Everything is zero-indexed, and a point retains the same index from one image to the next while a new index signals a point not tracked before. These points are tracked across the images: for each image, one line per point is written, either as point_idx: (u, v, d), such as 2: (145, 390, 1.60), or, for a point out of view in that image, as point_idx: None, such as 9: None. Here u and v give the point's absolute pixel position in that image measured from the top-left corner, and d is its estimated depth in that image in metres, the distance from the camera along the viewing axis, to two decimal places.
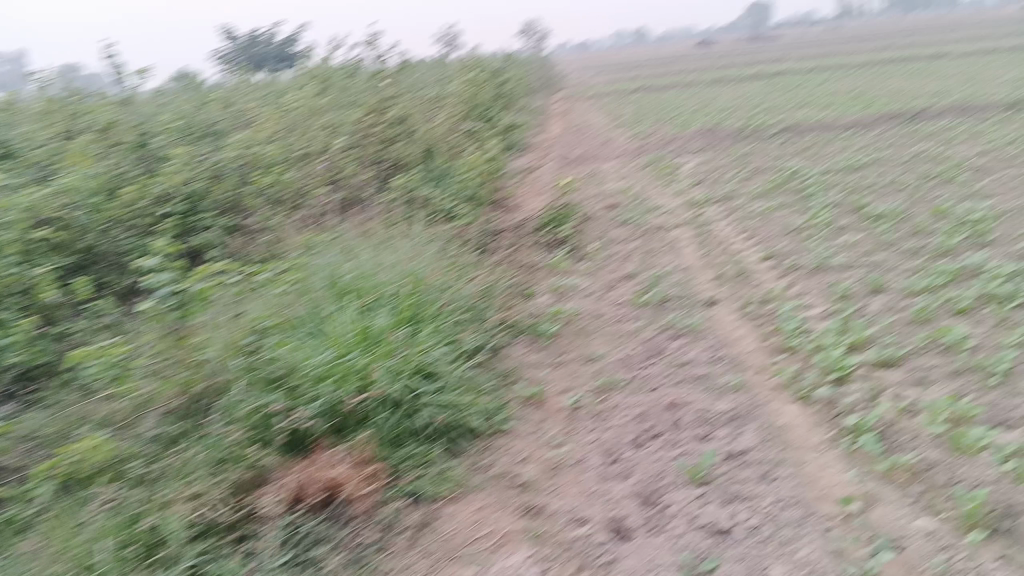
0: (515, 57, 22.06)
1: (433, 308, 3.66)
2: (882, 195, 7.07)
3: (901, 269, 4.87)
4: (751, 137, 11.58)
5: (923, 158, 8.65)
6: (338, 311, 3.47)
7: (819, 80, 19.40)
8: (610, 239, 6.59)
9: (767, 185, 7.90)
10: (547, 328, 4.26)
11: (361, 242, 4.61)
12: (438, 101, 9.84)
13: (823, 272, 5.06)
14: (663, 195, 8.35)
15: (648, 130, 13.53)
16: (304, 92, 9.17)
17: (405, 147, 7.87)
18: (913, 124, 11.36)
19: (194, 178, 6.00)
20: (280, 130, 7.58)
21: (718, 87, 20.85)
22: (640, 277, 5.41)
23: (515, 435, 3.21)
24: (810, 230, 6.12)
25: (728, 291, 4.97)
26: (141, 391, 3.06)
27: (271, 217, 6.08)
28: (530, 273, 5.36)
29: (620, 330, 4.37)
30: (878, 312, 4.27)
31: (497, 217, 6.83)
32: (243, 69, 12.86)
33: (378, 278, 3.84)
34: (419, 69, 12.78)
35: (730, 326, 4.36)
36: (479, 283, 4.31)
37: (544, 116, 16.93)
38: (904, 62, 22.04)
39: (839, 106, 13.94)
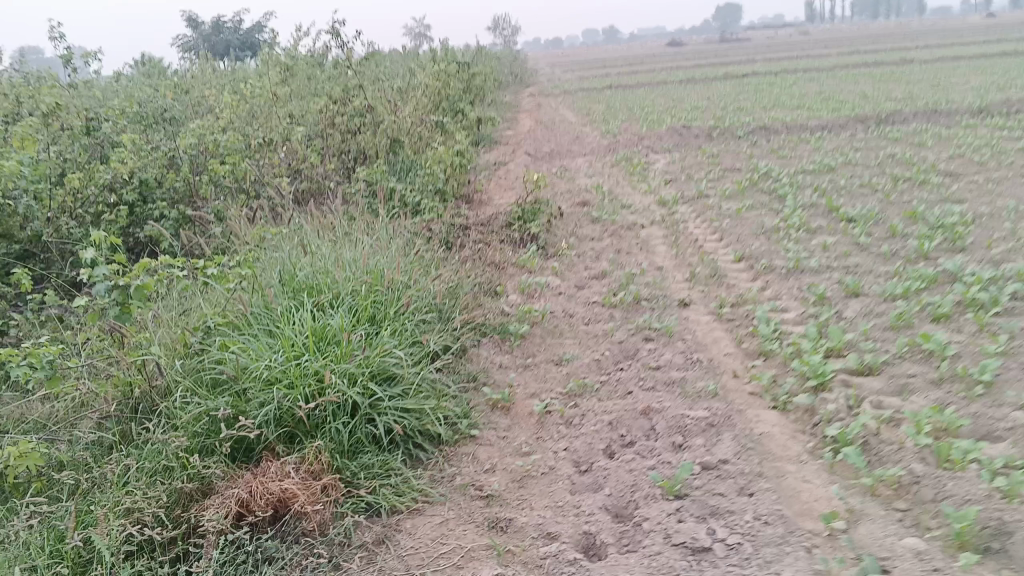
0: (485, 52, 21.89)
1: (393, 308, 3.49)
2: (855, 196, 7.01)
3: (877, 273, 4.78)
4: (722, 137, 11.52)
5: (894, 161, 8.62)
6: (292, 311, 3.27)
7: (788, 83, 19.48)
8: (581, 236, 6.44)
9: (739, 185, 7.81)
10: (514, 328, 4.09)
11: (320, 236, 4.41)
12: (406, 93, 9.63)
13: (798, 274, 4.95)
14: (634, 193, 8.23)
15: (618, 127, 13.42)
16: (267, 80, 8.90)
17: (371, 139, 7.66)
18: (882, 126, 11.37)
19: (147, 166, 5.78)
20: (241, 119, 7.33)
21: (688, 87, 20.85)
22: (610, 276, 5.26)
23: (481, 442, 3.03)
24: (784, 230, 6.02)
25: (701, 292, 4.84)
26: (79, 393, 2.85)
27: (228, 208, 5.84)
28: (498, 270, 5.19)
29: (591, 331, 4.21)
30: (856, 316, 4.16)
31: (465, 212, 6.65)
32: (205, 57, 12.53)
33: (335, 274, 3.65)
34: (387, 61, 12.55)
35: (704, 328, 4.23)
36: (445, 281, 4.14)
37: (514, 111, 16.78)
38: (871, 67, 22.24)
39: (809, 108, 13.95)
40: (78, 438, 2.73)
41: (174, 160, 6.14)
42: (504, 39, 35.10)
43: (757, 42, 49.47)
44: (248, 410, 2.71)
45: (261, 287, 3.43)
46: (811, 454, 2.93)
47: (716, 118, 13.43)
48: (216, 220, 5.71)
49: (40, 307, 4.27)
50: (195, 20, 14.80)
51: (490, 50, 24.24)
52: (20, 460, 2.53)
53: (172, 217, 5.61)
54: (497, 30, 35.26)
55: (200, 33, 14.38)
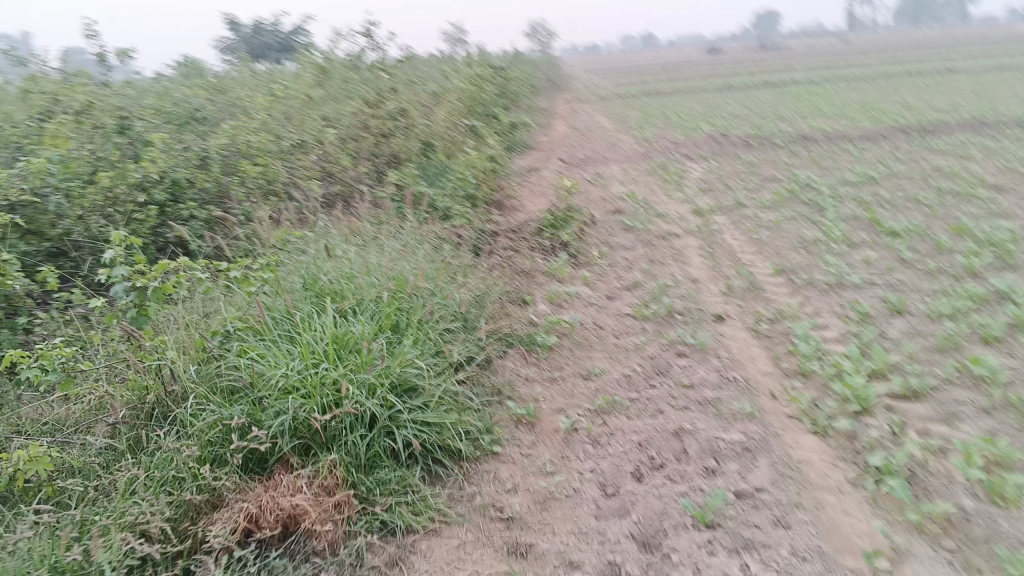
0: (522, 57, 21.80)
1: (418, 316, 3.37)
2: (898, 210, 6.79)
3: (923, 290, 4.58)
4: (760, 145, 11.30)
5: (939, 173, 8.37)
6: (313, 315, 3.16)
7: (829, 91, 19.14)
8: (613, 245, 6.30)
9: (778, 195, 7.61)
10: (542, 339, 3.96)
11: (346, 239, 4.32)
12: (440, 96, 9.55)
13: (839, 289, 4.77)
14: (669, 201, 8.07)
15: (654, 134, 13.25)
16: (302, 82, 8.88)
17: (403, 142, 7.58)
18: (927, 137, 11.08)
19: (179, 165, 5.72)
20: (273, 120, 7.29)
21: (726, 94, 20.59)
22: (643, 287, 5.11)
23: (504, 460, 2.91)
24: (824, 243, 5.83)
25: (737, 307, 4.68)
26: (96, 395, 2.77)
27: (258, 209, 5.79)
28: (527, 279, 5.07)
29: (622, 345, 4.07)
30: (900, 336, 3.98)
31: (496, 218, 6.54)
32: (242, 58, 12.58)
33: (360, 278, 3.55)
34: (422, 64, 12.51)
35: (740, 345, 4.07)
36: (471, 290, 4.02)
37: (549, 116, 16.66)
38: (914, 77, 21.80)
39: (850, 117, 13.66)
40: (89, 442, 2.63)
41: (205, 160, 6.10)
42: (542, 45, 35.01)
43: (798, 50, 48.90)
44: (263, 419, 2.60)
45: (284, 290, 3.33)
46: (852, 484, 2.77)
47: (755, 126, 13.20)
48: (245, 221, 5.65)
49: (64, 305, 4.22)
50: (236, 22, 14.90)
51: (527, 54, 24.15)
52: (28, 465, 2.43)
53: (202, 217, 5.55)
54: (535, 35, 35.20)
55: (240, 35, 14.46)
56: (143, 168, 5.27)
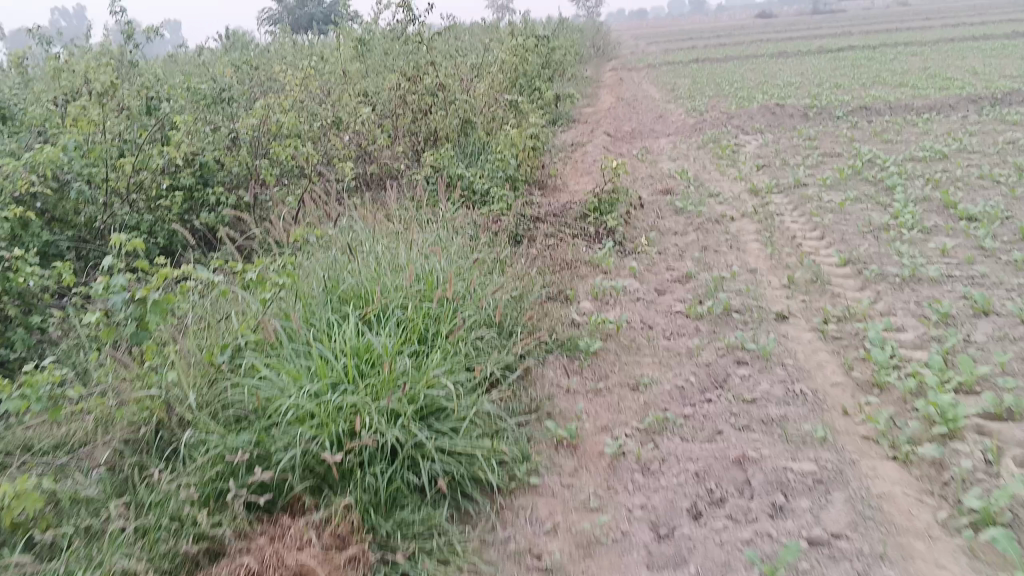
0: (568, 26, 21.23)
1: (448, 325, 3.06)
2: (974, 189, 6.26)
3: (1010, 286, 4.12)
4: (818, 117, 10.71)
5: (1016, 147, 7.76)
6: (332, 326, 2.89)
7: (890, 57, 18.26)
8: (663, 229, 5.91)
9: (841, 173, 7.12)
10: (585, 343, 3.62)
11: (376, 232, 4.02)
12: (482, 69, 9.17)
13: (914, 284, 4.33)
14: (722, 179, 7.62)
15: (705, 105, 12.69)
16: (339, 55, 8.58)
17: (442, 119, 7.24)
18: (999, 107, 10.38)
19: (207, 144, 5.45)
20: (307, 97, 7.00)
21: (780, 61, 19.82)
22: (696, 280, 4.73)
23: (543, 492, 2.59)
24: (894, 229, 5.37)
25: (800, 304, 4.28)
26: (108, 406, 2.55)
27: (289, 194, 5.52)
28: (570, 271, 4.73)
29: (673, 349, 3.71)
30: (989, 342, 3.55)
31: (538, 201, 6.19)
32: (283, 31, 12.35)
33: (387, 280, 3.25)
34: (465, 36, 12.12)
35: (805, 350, 3.68)
36: (509, 290, 3.69)
37: (596, 87, 16.17)
38: (979, 40, 20.69)
39: (914, 85, 12.93)
40: (86, 474, 2.38)
41: (235, 141, 5.83)
42: (589, 12, 34.21)
43: (854, 14, 47.17)
44: (272, 451, 2.34)
45: (303, 295, 3.05)
46: (944, 528, 2.40)
47: (812, 95, 12.57)
48: (275, 204, 5.39)
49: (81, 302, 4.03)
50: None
51: (572, 22, 23.59)
52: (15, 501, 2.08)
53: (231, 201, 5.31)
54: (581, 2, 34.44)
55: (284, 6, 14.26)
56: (167, 152, 5.00)
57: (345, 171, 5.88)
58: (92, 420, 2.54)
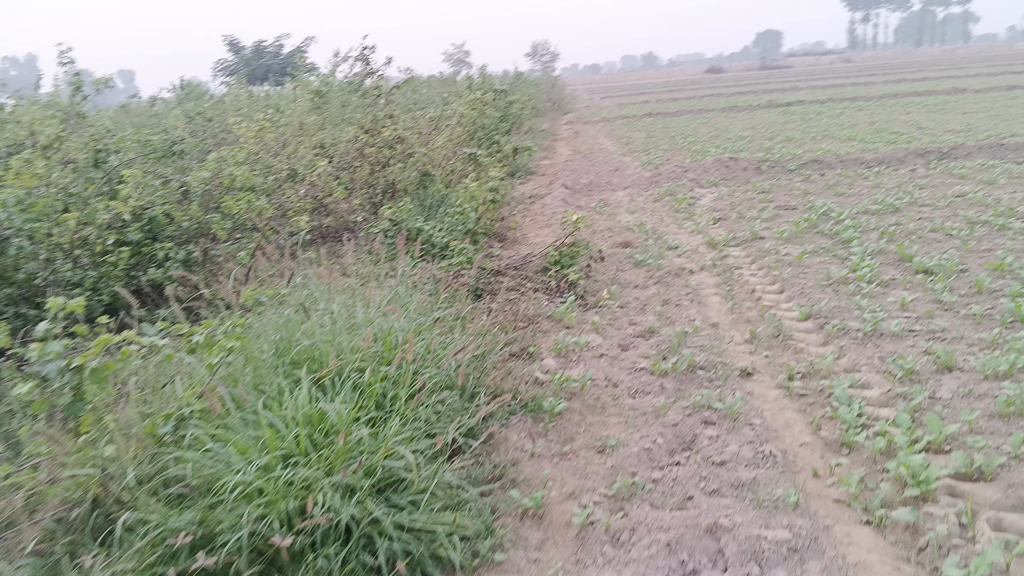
0: (525, 81, 21.51)
1: (408, 389, 2.93)
2: (927, 242, 6.35)
3: (971, 341, 4.13)
4: (772, 170, 10.88)
5: (965, 201, 7.93)
6: (284, 392, 2.75)
7: (838, 111, 18.77)
8: (624, 283, 5.87)
9: (797, 226, 7.18)
10: (549, 404, 3.51)
11: (332, 290, 3.90)
12: (440, 122, 9.15)
13: (876, 339, 4.32)
14: (681, 232, 7.64)
15: (661, 157, 12.85)
16: (296, 107, 8.50)
17: (401, 171, 7.17)
18: (945, 161, 10.65)
19: (156, 197, 5.31)
20: (263, 147, 6.88)
21: (732, 115, 20.25)
22: (658, 335, 4.66)
23: (508, 567, 2.46)
24: (853, 283, 5.39)
25: (764, 359, 4.23)
26: (40, 480, 2.33)
27: (241, 249, 5.39)
28: (532, 326, 4.63)
29: (639, 408, 3.62)
30: (955, 399, 3.52)
31: (498, 254, 6.12)
32: (239, 82, 12.25)
33: (343, 340, 3.11)
34: (423, 89, 12.15)
35: (772, 408, 3.62)
36: (471, 348, 3.57)
37: (553, 139, 16.30)
38: (921, 96, 21.40)
39: (863, 139, 13.25)
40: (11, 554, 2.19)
41: (186, 195, 5.69)
42: (545, 67, 34.78)
43: (801, 69, 48.68)
44: (216, 533, 2.22)
45: (253, 359, 2.92)
46: None
47: (765, 149, 12.80)
48: (227, 261, 5.25)
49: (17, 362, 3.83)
50: (238, 45, 14.64)
51: (529, 76, 23.92)
52: None
53: (182, 256, 5.18)
54: (537, 56, 35.05)
55: (240, 57, 14.19)
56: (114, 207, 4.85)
57: (301, 225, 5.76)
58: (21, 495, 2.29)
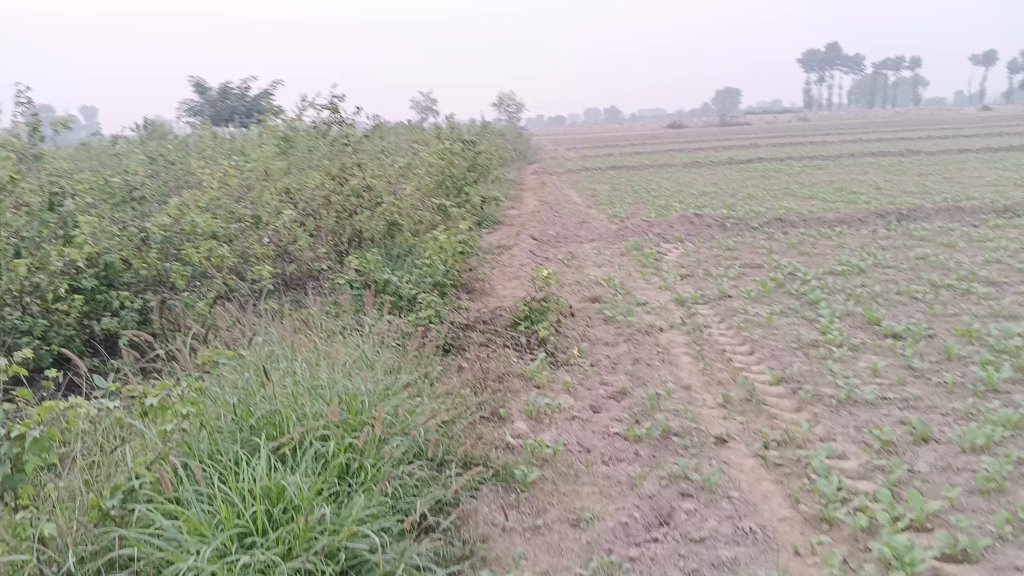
0: (492, 129, 21.64)
1: (372, 460, 2.79)
2: (894, 305, 6.37)
3: (946, 412, 4.09)
4: (736, 228, 10.95)
5: (927, 263, 8.02)
6: (242, 462, 2.60)
7: (798, 169, 19.12)
8: (593, 339, 5.78)
9: (765, 285, 7.18)
10: (521, 473, 3.37)
11: (295, 347, 3.74)
12: (408, 170, 9.06)
13: (850, 407, 4.26)
14: (648, 288, 7.60)
15: (626, 211, 12.90)
16: (261, 151, 8.35)
17: (367, 220, 7.06)
18: (905, 223, 10.82)
19: (113, 244, 5.12)
20: (226, 191, 6.71)
21: (695, 170, 20.54)
22: (631, 397, 4.56)
23: None
24: (823, 346, 5.36)
25: (739, 426, 4.14)
26: None
27: (200, 300, 5.22)
28: (501, 384, 4.50)
29: (613, 478, 3.50)
30: (934, 473, 3.45)
31: (465, 307, 6.01)
32: (203, 123, 12.08)
33: (305, 404, 2.96)
34: (390, 136, 12.10)
35: (750, 480, 3.52)
36: (441, 411, 3.43)
37: (518, 189, 16.35)
38: (878, 156, 21.93)
39: (824, 198, 13.45)
40: None
41: (144, 242, 5.50)
42: (510, 117, 35.10)
43: (760, 127, 49.76)
44: None
45: (210, 425, 2.75)
46: None
47: (729, 205, 12.93)
48: (184, 311, 5.07)
49: None
50: (203, 85, 14.51)
51: (496, 126, 24.10)
52: None
53: (137, 306, 4.99)
54: (504, 106, 35.54)
55: (205, 98, 14.04)
56: (69, 254, 4.66)
57: (263, 275, 5.59)
58: None
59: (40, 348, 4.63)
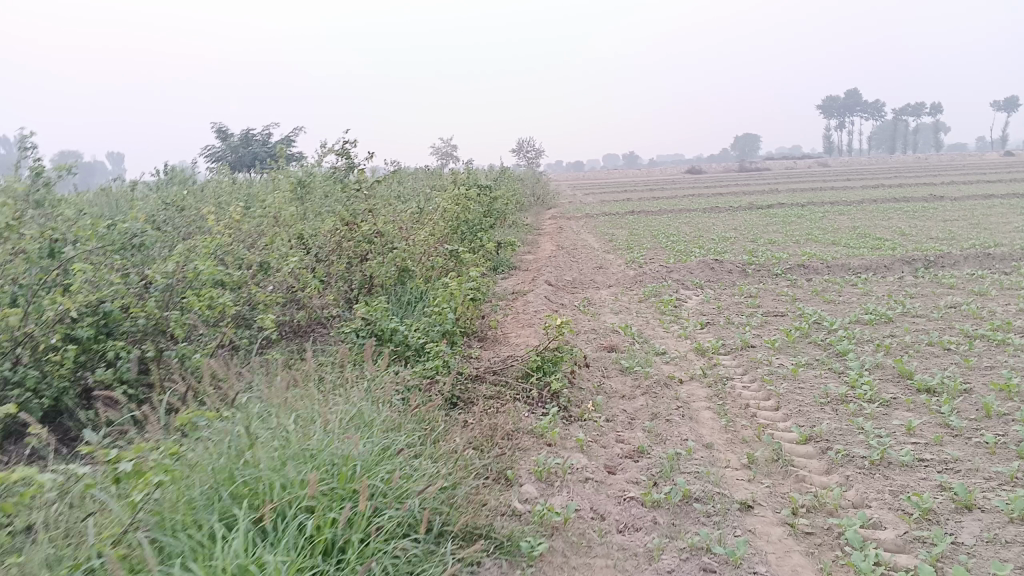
0: (510, 174, 21.65)
1: (361, 535, 2.55)
2: (926, 357, 6.07)
3: (990, 476, 3.78)
4: (757, 274, 10.68)
5: (958, 312, 7.71)
6: (216, 538, 2.37)
7: (820, 214, 18.89)
8: (610, 391, 5.52)
9: (789, 334, 6.90)
10: (528, 544, 3.11)
11: (290, 407, 3.52)
12: (422, 214, 8.91)
13: (885, 470, 3.96)
14: (667, 336, 7.35)
15: (645, 256, 12.68)
16: (275, 195, 8.25)
17: (378, 265, 6.89)
18: (931, 269, 10.52)
19: (112, 291, 4.97)
20: (234, 237, 6.56)
21: (715, 214, 20.36)
22: (649, 456, 4.28)
23: None
24: (853, 401, 5.06)
25: (765, 490, 3.85)
26: None
27: (199, 350, 5.03)
28: (510, 441, 4.24)
29: (629, 549, 3.24)
30: (980, 546, 3.15)
31: (476, 356, 5.78)
32: (220, 168, 12.05)
33: (292, 470, 2.74)
34: (407, 182, 12.01)
35: (778, 552, 3.24)
36: (442, 476, 3.18)
37: (536, 234, 16.21)
38: (900, 202, 21.65)
39: (847, 244, 13.18)
40: None
41: (145, 289, 5.35)
42: (529, 163, 35.25)
43: (780, 171, 49.57)
44: None
45: (186, 493, 2.54)
46: None
47: (750, 251, 12.68)
48: (184, 362, 4.88)
49: None
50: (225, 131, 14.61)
51: (514, 171, 24.09)
52: None
53: (134, 356, 4.81)
54: (523, 152, 35.76)
55: (227, 143, 14.10)
56: (63, 302, 4.49)
57: (267, 324, 5.39)
58: None
59: (30, 400, 4.45)
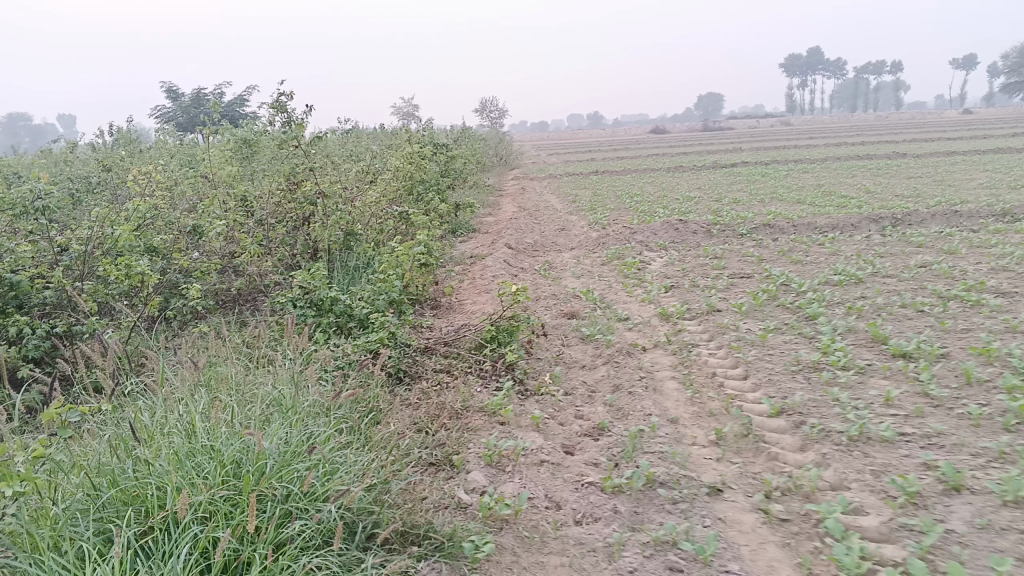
0: (473, 134, 21.07)
1: (264, 553, 2.18)
2: (900, 320, 5.78)
3: (977, 454, 3.48)
4: (723, 234, 10.34)
5: (930, 272, 7.44)
6: (84, 560, 1.98)
7: (785, 173, 18.62)
8: (569, 361, 5.16)
9: (757, 298, 6.57)
10: (471, 545, 2.75)
11: (201, 394, 3.10)
12: (373, 175, 8.41)
13: (864, 446, 3.65)
14: (631, 300, 7.00)
15: (609, 217, 12.30)
16: (214, 155, 7.69)
17: (323, 228, 6.40)
18: (898, 228, 10.27)
19: (14, 259, 4.44)
20: (164, 200, 6.05)
21: (680, 174, 19.99)
22: (609, 435, 3.93)
23: None
24: (826, 370, 4.75)
25: (735, 471, 3.53)
26: None
27: (117, 326, 4.53)
28: (458, 421, 3.85)
29: (587, 545, 2.89)
30: (972, 534, 2.85)
31: (426, 325, 5.37)
32: (164, 128, 11.36)
33: (190, 472, 2.35)
34: (362, 142, 11.44)
35: (752, 544, 2.92)
36: (373, 471, 2.79)
37: (497, 195, 15.74)
38: (864, 159, 21.49)
39: (812, 202, 12.90)
40: None
41: (58, 258, 4.83)
42: (491, 122, 34.61)
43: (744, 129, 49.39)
44: None
45: (55, 506, 2.15)
46: None
47: (715, 211, 12.37)
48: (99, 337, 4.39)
49: None
50: (176, 92, 13.88)
51: (476, 131, 23.48)
52: None
53: (40, 332, 4.29)
54: (483, 112, 35.09)
55: (177, 103, 13.39)
56: None
57: (194, 295, 4.93)
58: None
59: None
